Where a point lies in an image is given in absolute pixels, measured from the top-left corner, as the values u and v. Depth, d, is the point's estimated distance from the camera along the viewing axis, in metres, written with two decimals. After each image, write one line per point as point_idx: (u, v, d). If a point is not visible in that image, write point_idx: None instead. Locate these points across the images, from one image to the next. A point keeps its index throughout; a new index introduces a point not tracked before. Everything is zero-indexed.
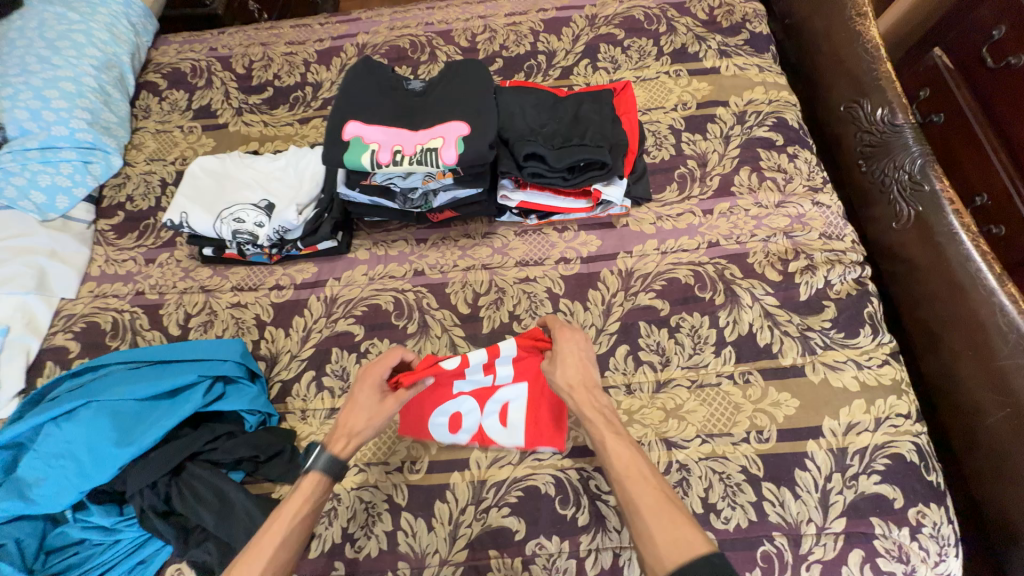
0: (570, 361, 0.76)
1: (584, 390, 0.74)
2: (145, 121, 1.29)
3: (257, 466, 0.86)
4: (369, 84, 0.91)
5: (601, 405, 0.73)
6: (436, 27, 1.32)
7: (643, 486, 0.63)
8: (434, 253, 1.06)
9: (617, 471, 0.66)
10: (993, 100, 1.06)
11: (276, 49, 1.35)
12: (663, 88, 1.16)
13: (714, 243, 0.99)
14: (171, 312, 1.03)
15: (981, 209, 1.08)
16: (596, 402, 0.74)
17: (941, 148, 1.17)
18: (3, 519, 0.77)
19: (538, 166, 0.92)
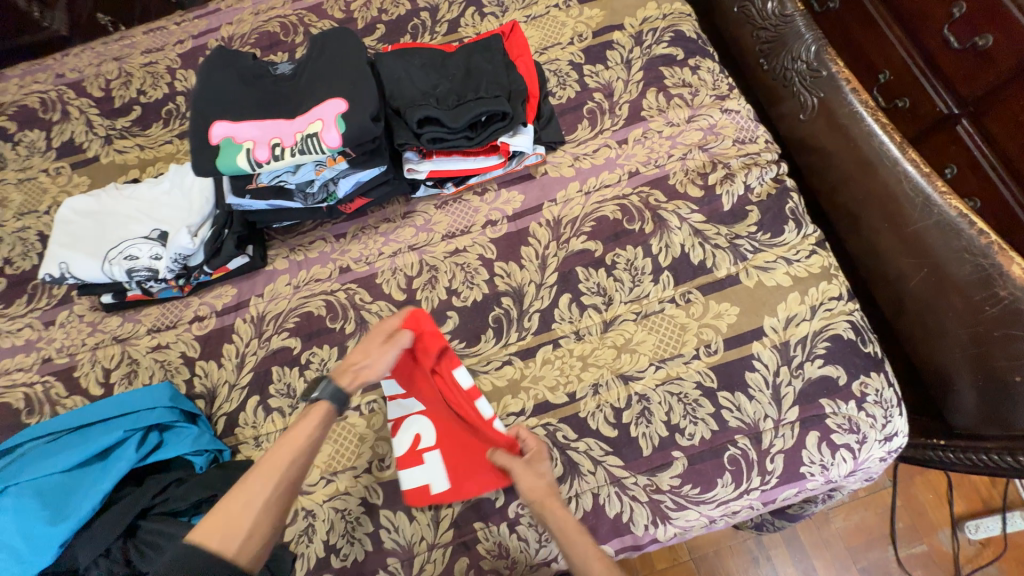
0: (528, 483, 0.73)
1: (553, 503, 0.72)
2: (3, 172, 1.14)
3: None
4: (230, 77, 0.82)
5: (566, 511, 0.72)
6: (304, 3, 1.20)
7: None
8: (356, 245, 1.00)
9: None
10: None
11: (133, 62, 1.21)
12: (555, 22, 1.10)
13: (634, 172, 0.98)
14: (88, 371, 0.95)
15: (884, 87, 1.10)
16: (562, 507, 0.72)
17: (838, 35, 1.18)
18: None
19: (437, 130, 0.87)
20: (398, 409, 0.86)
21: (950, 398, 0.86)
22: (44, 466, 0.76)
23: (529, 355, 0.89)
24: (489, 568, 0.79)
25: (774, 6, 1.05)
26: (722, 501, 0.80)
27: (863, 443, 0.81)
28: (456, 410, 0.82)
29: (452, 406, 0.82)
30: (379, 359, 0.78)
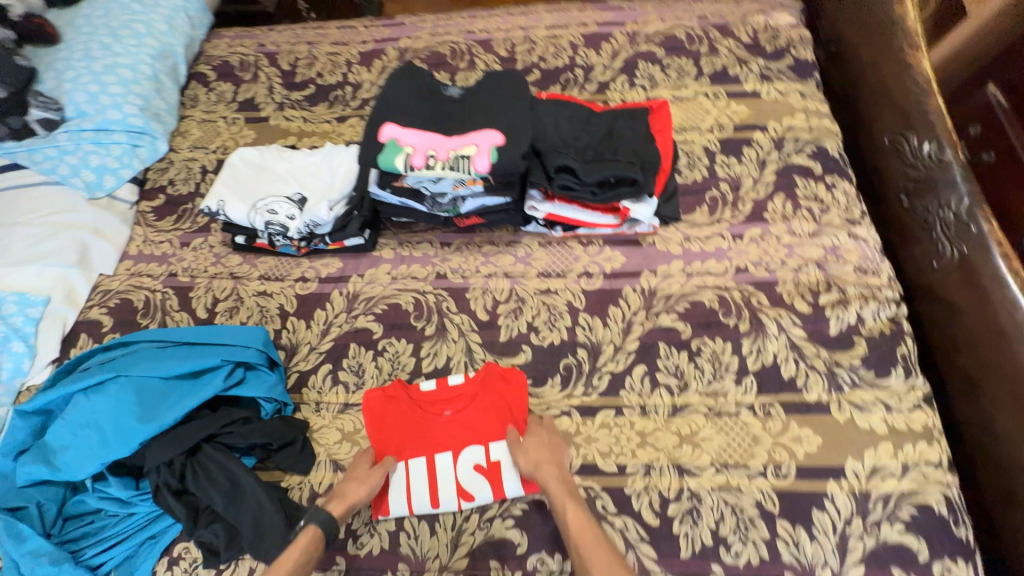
0: (532, 449, 0.81)
1: (548, 471, 0.78)
2: (192, 109, 1.34)
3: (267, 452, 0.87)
4: (410, 89, 0.92)
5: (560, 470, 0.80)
6: (477, 36, 1.34)
7: (602, 562, 0.69)
8: (457, 257, 1.06)
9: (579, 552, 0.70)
10: None
11: (321, 48, 1.39)
12: (700, 108, 1.14)
13: (742, 268, 0.97)
14: (201, 295, 1.06)
15: None
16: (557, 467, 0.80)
17: None
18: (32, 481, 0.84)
19: (568, 179, 0.91)
20: (441, 476, 0.84)
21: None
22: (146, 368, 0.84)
23: (589, 413, 0.89)
24: None
25: (932, 150, 1.00)
26: None
27: None
28: (454, 413, 0.89)
29: (449, 412, 0.89)
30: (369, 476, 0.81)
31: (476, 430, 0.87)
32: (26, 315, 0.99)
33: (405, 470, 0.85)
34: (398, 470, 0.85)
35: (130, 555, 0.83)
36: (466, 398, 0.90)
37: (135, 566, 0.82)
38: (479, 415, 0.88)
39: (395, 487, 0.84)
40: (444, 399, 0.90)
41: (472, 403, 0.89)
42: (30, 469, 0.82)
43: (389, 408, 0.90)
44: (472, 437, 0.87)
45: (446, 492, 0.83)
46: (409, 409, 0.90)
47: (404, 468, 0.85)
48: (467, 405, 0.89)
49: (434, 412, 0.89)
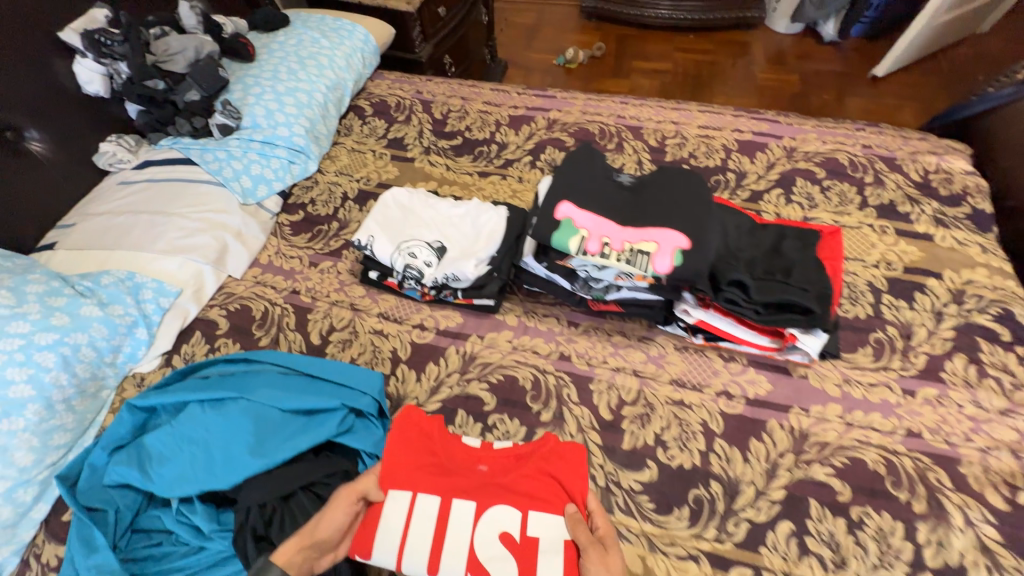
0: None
1: None
2: (345, 137, 1.41)
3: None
4: (586, 171, 0.92)
5: None
6: (627, 122, 1.36)
7: None
8: (584, 341, 0.99)
9: None
10: None
11: (474, 105, 1.46)
12: (864, 239, 1.07)
13: (915, 433, 0.84)
14: (318, 320, 1.05)
15: None
16: None
17: None
18: (117, 483, 0.79)
19: (736, 294, 0.85)
20: (454, 536, 0.70)
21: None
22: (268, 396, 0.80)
23: (721, 567, 0.75)
24: None
25: None
26: None
27: None
28: (491, 466, 0.78)
29: (486, 465, 0.78)
30: (332, 518, 0.68)
31: (512, 494, 0.74)
32: (156, 303, 1.00)
33: (410, 513, 0.72)
34: (400, 510, 0.72)
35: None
36: (513, 458, 0.79)
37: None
38: (523, 478, 0.75)
39: (388, 530, 0.71)
40: (483, 450, 0.80)
41: (520, 463, 0.77)
42: (120, 471, 0.78)
43: (422, 437, 0.80)
44: (506, 502, 0.73)
45: (453, 558, 0.69)
46: (440, 445, 0.79)
47: (407, 510, 0.72)
48: (507, 462, 0.78)
49: (469, 461, 0.78)
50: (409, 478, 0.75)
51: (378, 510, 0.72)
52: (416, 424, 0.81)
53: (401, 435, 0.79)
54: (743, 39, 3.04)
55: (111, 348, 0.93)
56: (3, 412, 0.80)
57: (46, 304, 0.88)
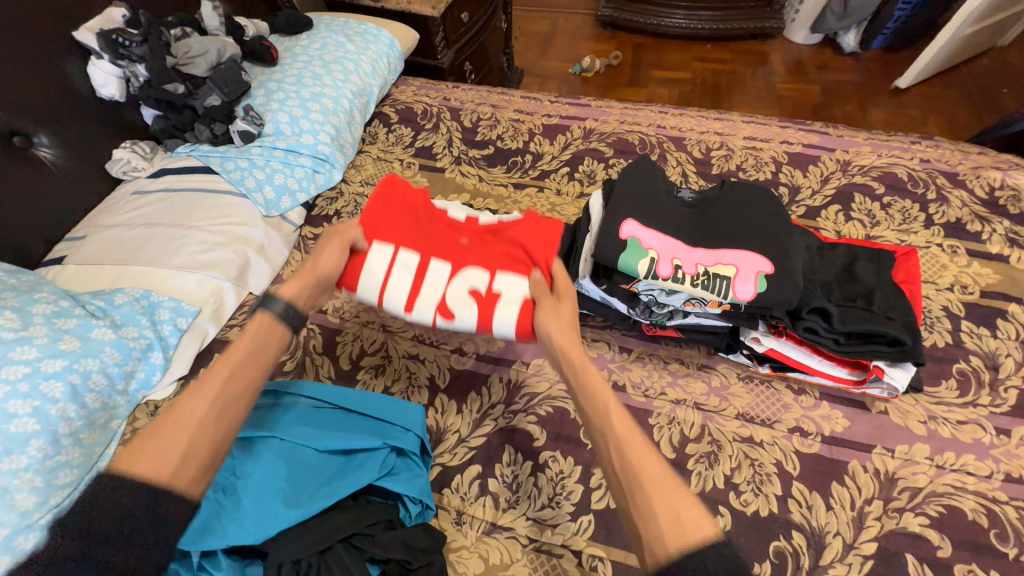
0: (548, 325, 0.72)
1: (577, 350, 0.67)
2: (370, 146, 1.33)
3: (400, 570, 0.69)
4: (647, 185, 0.84)
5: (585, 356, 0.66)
6: (669, 132, 1.28)
7: (660, 480, 0.52)
8: (639, 369, 0.91)
9: (618, 434, 0.56)
10: None
11: (504, 113, 1.38)
12: (935, 261, 1.00)
13: (1014, 478, 0.76)
14: (347, 343, 0.96)
15: None
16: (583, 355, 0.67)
17: None
18: None
19: (817, 322, 0.77)
20: (434, 275, 0.84)
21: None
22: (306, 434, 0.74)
23: None
24: None
25: None
26: None
27: None
28: (477, 234, 0.92)
29: (469, 235, 0.92)
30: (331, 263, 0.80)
31: (482, 260, 0.86)
32: (173, 324, 0.92)
33: (390, 263, 0.84)
34: (382, 257, 0.84)
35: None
36: (490, 234, 0.92)
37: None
38: (495, 246, 0.88)
39: (370, 274, 0.83)
40: (463, 230, 0.93)
41: (496, 237, 0.91)
42: None
43: (410, 214, 0.91)
44: (471, 261, 0.86)
45: (427, 301, 0.83)
46: (420, 216, 0.92)
47: (388, 265, 0.84)
48: (493, 229, 0.92)
49: (451, 237, 0.91)
50: (395, 237, 0.86)
51: (361, 259, 0.83)
52: (416, 204, 0.93)
53: (395, 207, 0.90)
54: (761, 49, 3.00)
55: (123, 375, 0.85)
56: (4, 450, 0.70)
57: (54, 326, 0.80)
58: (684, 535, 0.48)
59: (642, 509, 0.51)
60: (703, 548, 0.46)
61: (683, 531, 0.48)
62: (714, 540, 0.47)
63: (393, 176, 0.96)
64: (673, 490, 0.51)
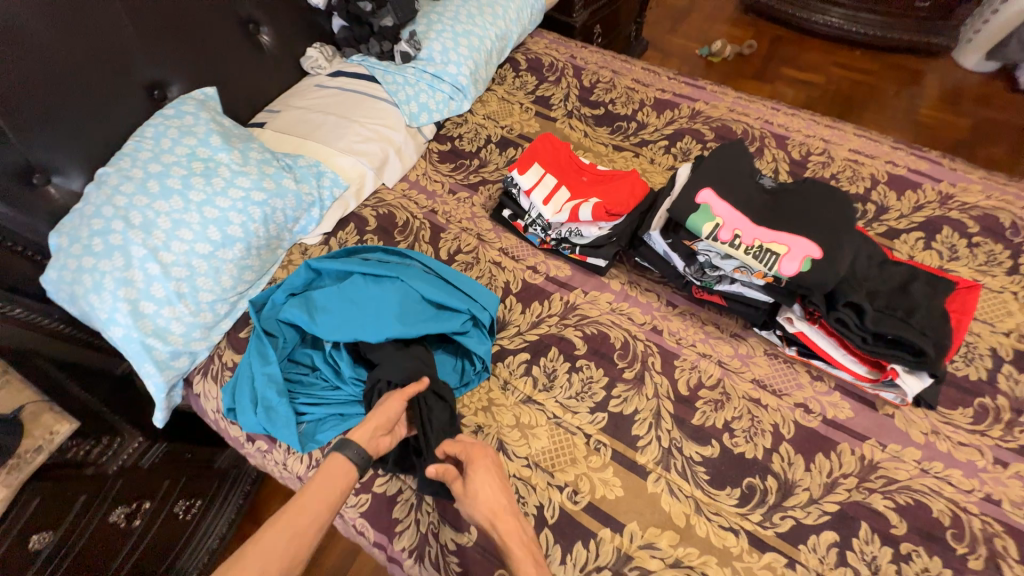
0: (488, 500, 0.75)
1: (507, 519, 0.74)
2: (497, 86, 1.52)
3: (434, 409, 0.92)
4: (733, 165, 0.96)
5: (519, 531, 0.74)
6: (774, 128, 1.33)
7: None
8: (679, 322, 1.06)
9: None
10: None
11: (622, 80, 1.50)
12: (1002, 306, 1.02)
13: (992, 500, 0.85)
14: (449, 240, 1.20)
15: None
16: (518, 528, 0.74)
17: None
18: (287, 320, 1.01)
19: (849, 316, 0.87)
20: (562, 190, 1.11)
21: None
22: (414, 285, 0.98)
23: (758, 547, 0.83)
24: None
25: None
26: None
27: None
28: (593, 172, 1.16)
29: (588, 172, 1.16)
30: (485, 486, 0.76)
31: (598, 188, 1.10)
32: (331, 191, 1.19)
33: (540, 176, 1.13)
34: (536, 171, 1.13)
35: (320, 419, 0.98)
36: (605, 175, 1.15)
37: (319, 431, 0.96)
38: (607, 182, 1.12)
39: (529, 176, 1.13)
40: (587, 170, 1.16)
41: (609, 176, 1.14)
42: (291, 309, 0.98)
43: (556, 151, 1.18)
44: (589, 189, 1.09)
45: (558, 204, 1.09)
46: (563, 148, 1.19)
47: (539, 176, 1.13)
48: (605, 175, 1.15)
49: (579, 173, 1.15)
50: (546, 162, 1.15)
51: (524, 166, 1.14)
52: (560, 145, 1.20)
53: (550, 146, 1.19)
54: (917, 68, 2.72)
55: (294, 217, 1.15)
56: (222, 243, 1.04)
57: (261, 169, 1.10)
58: None
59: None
60: None
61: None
62: None
63: (546, 135, 1.24)
64: None
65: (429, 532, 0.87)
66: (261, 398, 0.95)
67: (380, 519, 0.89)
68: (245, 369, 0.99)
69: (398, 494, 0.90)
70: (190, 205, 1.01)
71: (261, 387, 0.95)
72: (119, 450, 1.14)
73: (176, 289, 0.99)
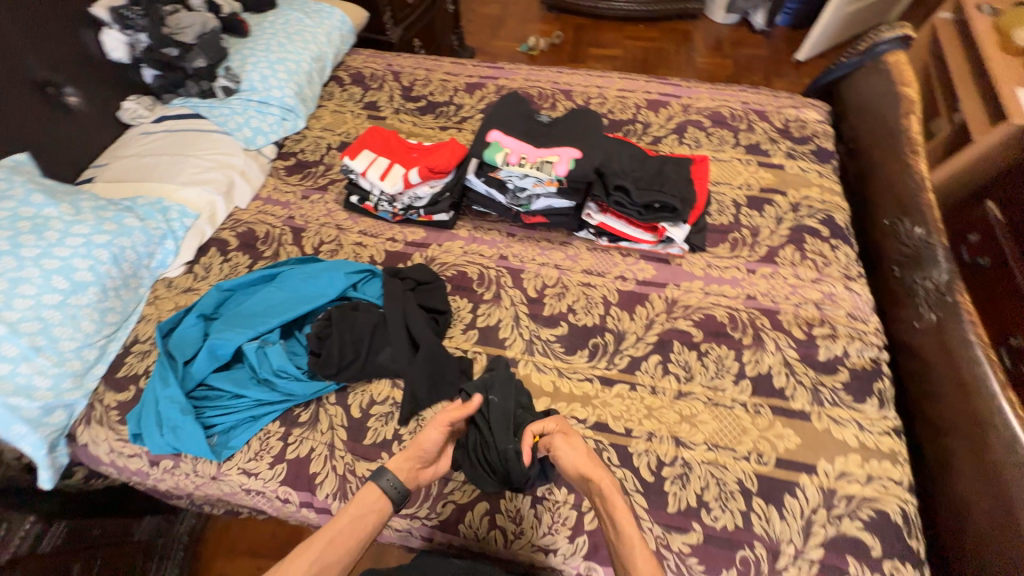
0: (568, 454, 0.83)
1: (595, 469, 0.81)
2: (328, 102, 1.67)
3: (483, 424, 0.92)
4: (515, 111, 1.27)
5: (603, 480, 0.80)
6: (561, 86, 1.65)
7: None
8: (519, 246, 1.29)
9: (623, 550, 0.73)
10: None
11: (436, 75, 1.74)
12: (733, 170, 1.40)
13: (752, 297, 1.16)
14: (311, 236, 1.32)
15: None
16: (603, 478, 0.80)
17: None
18: (198, 343, 1.07)
19: (622, 197, 1.16)
20: (394, 167, 1.28)
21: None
22: (308, 278, 1.15)
23: (607, 384, 1.06)
24: (500, 523, 0.93)
25: (919, 234, 1.18)
26: None
27: None
28: (417, 148, 1.35)
29: (414, 148, 1.35)
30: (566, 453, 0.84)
31: (423, 157, 1.29)
32: (181, 222, 1.26)
33: (372, 159, 1.30)
34: (367, 156, 1.30)
35: (230, 428, 1.03)
36: (428, 148, 1.35)
37: (232, 438, 1.02)
38: (430, 151, 1.32)
39: (361, 159, 1.30)
40: (413, 147, 1.35)
41: (431, 148, 1.34)
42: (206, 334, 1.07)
43: (383, 137, 1.36)
44: (416, 160, 1.28)
45: (394, 178, 1.26)
46: (389, 134, 1.37)
47: (371, 159, 1.30)
48: (428, 147, 1.34)
49: (407, 151, 1.34)
50: (375, 147, 1.33)
51: (356, 153, 1.31)
52: (386, 133, 1.39)
53: (377, 134, 1.37)
54: (686, 28, 3.38)
55: (147, 253, 1.20)
56: (73, 290, 1.06)
57: (98, 214, 1.14)
58: None
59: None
60: None
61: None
62: None
63: (375, 129, 1.42)
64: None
65: (347, 472, 0.98)
66: (166, 420, 0.99)
67: (300, 479, 0.98)
68: (147, 398, 1.02)
69: (311, 453, 1.00)
70: (25, 261, 1.01)
71: (166, 410, 0.99)
72: (8, 537, 1.07)
73: (31, 344, 0.99)
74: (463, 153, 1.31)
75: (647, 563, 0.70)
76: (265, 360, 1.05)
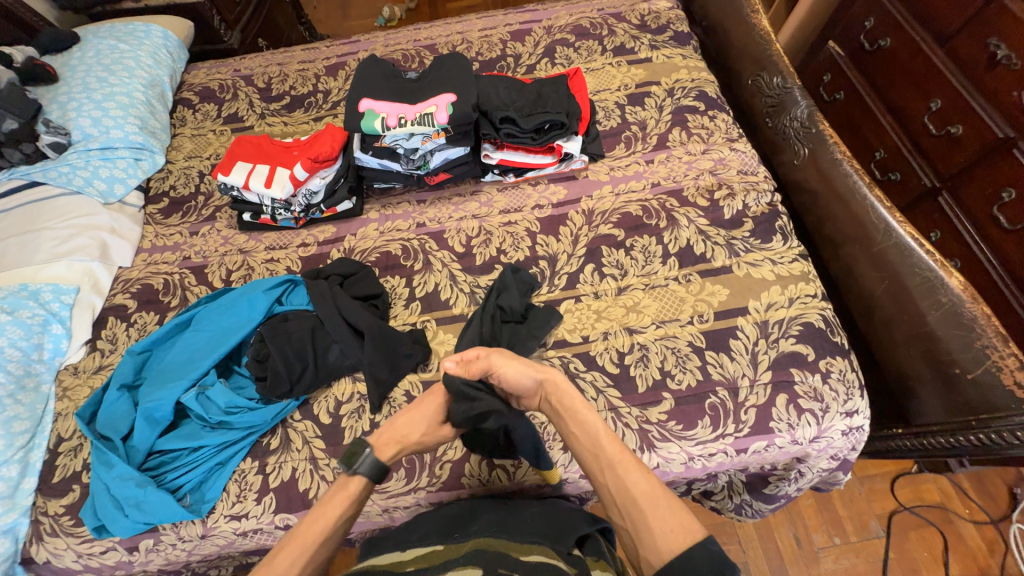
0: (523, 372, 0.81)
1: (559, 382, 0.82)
2: (182, 128, 1.51)
3: (522, 323, 1.07)
4: (379, 75, 1.22)
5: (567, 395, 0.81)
6: (422, 42, 1.60)
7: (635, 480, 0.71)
8: (432, 209, 1.28)
9: (595, 452, 0.76)
10: (924, 16, 1.38)
11: (290, 67, 1.62)
12: (608, 75, 1.44)
13: (656, 184, 1.24)
14: (215, 270, 1.23)
15: (937, 113, 1.35)
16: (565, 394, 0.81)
17: (888, 73, 1.50)
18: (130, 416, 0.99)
19: (512, 128, 1.18)
20: (277, 170, 1.20)
21: (915, 401, 1.01)
22: (225, 310, 1.08)
23: (554, 305, 1.11)
24: (499, 462, 0.97)
25: (778, 81, 1.31)
26: (701, 441, 0.95)
27: (826, 412, 0.95)
28: (293, 145, 1.27)
29: (291, 147, 1.27)
30: (513, 372, 0.81)
31: (304, 152, 1.22)
32: (60, 301, 1.13)
33: (249, 169, 1.21)
34: (242, 167, 1.21)
35: (200, 483, 0.98)
36: (305, 141, 1.27)
37: (206, 491, 0.97)
38: (309, 144, 1.24)
39: (237, 172, 1.20)
40: (290, 146, 1.27)
41: (309, 140, 1.27)
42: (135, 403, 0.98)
43: (254, 145, 1.28)
44: (298, 158, 1.21)
45: (282, 181, 1.18)
46: (260, 140, 1.29)
47: (248, 169, 1.21)
48: (304, 141, 1.27)
49: (285, 151, 1.26)
50: (249, 156, 1.25)
51: (228, 168, 1.21)
52: (253, 140, 1.29)
53: (247, 143, 1.28)
54: None
55: (33, 347, 1.08)
56: None
57: None
58: (680, 536, 0.65)
59: (643, 527, 0.68)
60: (696, 550, 0.63)
61: (677, 536, 0.66)
62: (684, 540, 0.65)
63: (243, 138, 1.32)
64: (625, 467, 0.73)
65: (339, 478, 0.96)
66: (125, 500, 0.92)
67: (293, 501, 0.96)
68: (94, 487, 0.94)
69: (295, 473, 0.97)
70: None
71: (120, 491, 0.91)
72: None
73: None
74: (345, 136, 1.26)
75: (614, 446, 0.75)
76: (210, 404, 0.99)
